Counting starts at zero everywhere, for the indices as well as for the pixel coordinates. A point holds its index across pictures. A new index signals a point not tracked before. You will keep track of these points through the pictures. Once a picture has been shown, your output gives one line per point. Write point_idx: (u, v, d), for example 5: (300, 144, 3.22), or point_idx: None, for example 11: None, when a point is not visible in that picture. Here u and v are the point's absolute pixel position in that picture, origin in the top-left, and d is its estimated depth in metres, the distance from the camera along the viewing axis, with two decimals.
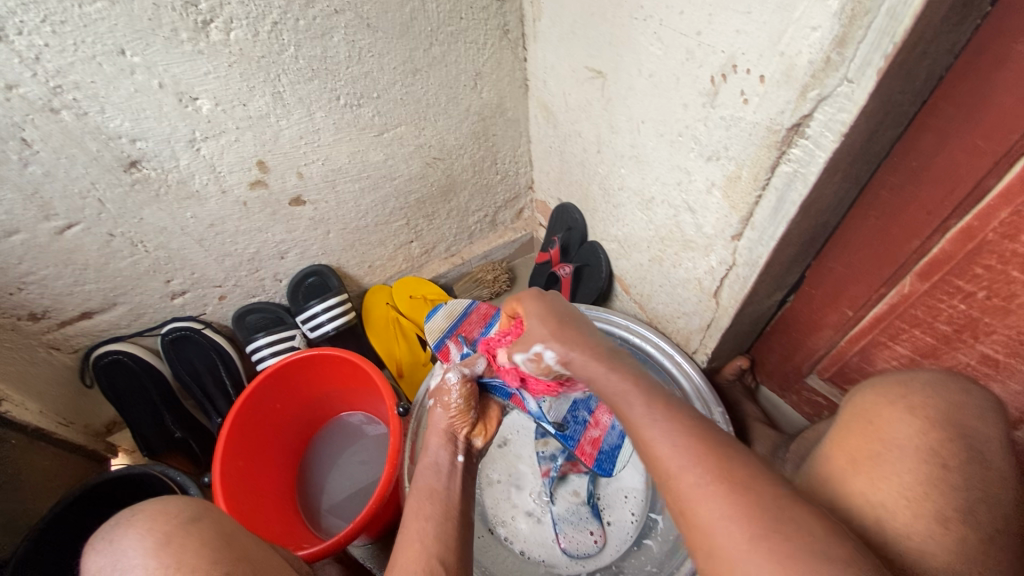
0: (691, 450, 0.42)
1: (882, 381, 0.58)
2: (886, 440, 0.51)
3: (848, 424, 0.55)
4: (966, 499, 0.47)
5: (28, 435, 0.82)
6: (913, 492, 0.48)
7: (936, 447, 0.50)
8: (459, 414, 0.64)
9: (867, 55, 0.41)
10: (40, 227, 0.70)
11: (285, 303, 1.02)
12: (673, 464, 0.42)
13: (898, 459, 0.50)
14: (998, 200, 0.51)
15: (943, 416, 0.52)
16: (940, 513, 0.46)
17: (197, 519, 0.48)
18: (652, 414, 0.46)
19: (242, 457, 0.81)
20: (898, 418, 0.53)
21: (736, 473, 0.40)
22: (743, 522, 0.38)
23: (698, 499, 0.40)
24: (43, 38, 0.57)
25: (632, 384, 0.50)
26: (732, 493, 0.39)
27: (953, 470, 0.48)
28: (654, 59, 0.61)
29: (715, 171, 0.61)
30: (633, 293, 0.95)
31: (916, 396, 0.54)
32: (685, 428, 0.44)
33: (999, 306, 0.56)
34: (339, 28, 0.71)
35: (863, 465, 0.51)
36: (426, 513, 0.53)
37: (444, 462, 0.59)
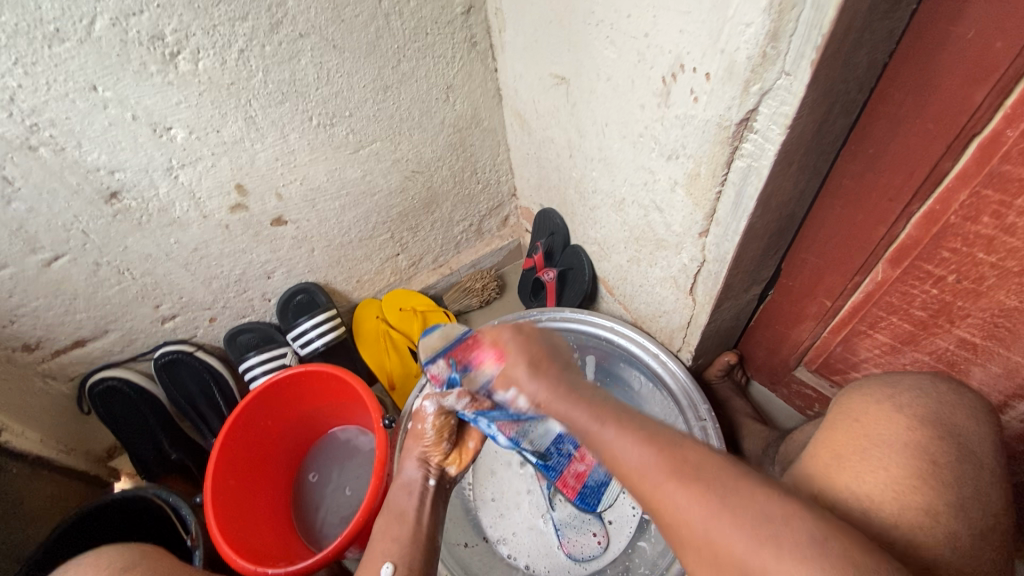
0: (646, 452, 0.44)
1: (868, 381, 0.56)
2: (872, 436, 0.50)
3: (834, 422, 0.54)
4: (957, 495, 0.46)
5: (29, 465, 0.84)
6: (901, 485, 0.46)
7: (924, 444, 0.49)
8: (434, 445, 0.68)
9: (800, 47, 0.42)
10: (28, 260, 0.73)
11: (275, 321, 1.04)
12: (635, 468, 0.44)
13: (886, 455, 0.48)
14: (956, 182, 0.50)
15: (932, 414, 0.51)
16: (929, 507, 0.45)
17: (131, 567, 0.54)
18: (607, 426, 0.48)
19: (234, 477, 0.82)
20: (886, 415, 0.51)
21: (685, 463, 0.42)
22: (697, 503, 0.40)
23: (658, 493, 0.42)
24: (16, 79, 0.59)
25: (594, 405, 0.51)
26: (681, 479, 0.41)
27: (944, 467, 0.47)
28: (610, 62, 0.62)
29: (676, 170, 0.61)
30: (616, 294, 0.96)
31: (904, 396, 0.53)
32: (642, 433, 0.45)
33: (970, 288, 0.55)
34: (306, 51, 0.72)
35: (848, 460, 0.49)
36: (392, 534, 0.58)
37: (415, 483, 0.65)
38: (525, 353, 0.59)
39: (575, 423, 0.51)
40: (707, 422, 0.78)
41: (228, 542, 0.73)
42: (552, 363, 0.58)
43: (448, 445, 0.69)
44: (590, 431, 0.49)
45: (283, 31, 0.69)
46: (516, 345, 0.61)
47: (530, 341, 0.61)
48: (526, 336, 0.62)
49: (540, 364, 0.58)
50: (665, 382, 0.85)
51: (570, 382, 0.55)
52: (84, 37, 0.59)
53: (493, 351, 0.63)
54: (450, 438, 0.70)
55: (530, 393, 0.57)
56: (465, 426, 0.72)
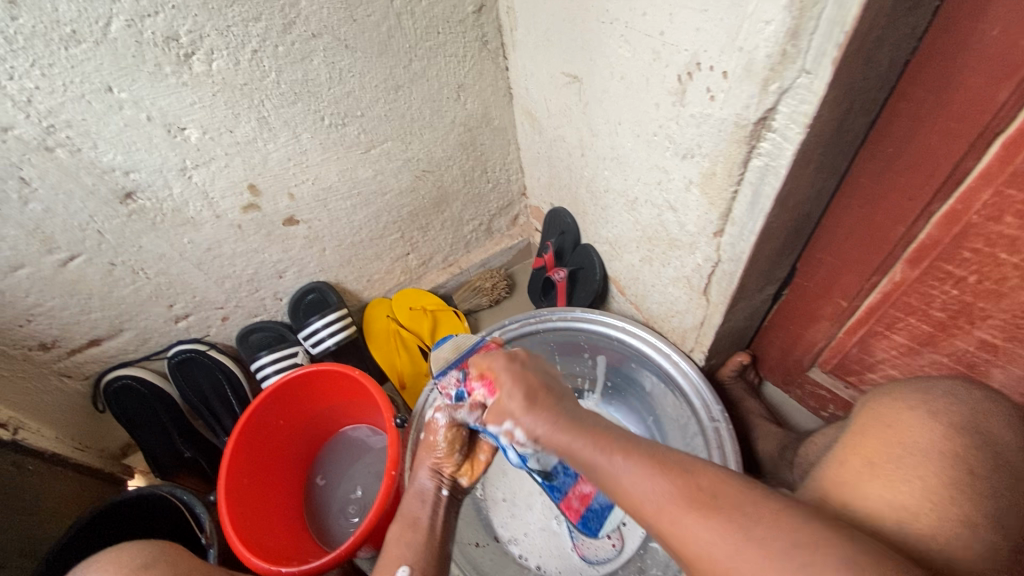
0: (657, 485, 0.43)
1: (901, 387, 0.56)
2: (908, 444, 0.49)
3: (865, 428, 0.53)
4: (994, 505, 0.45)
5: (46, 461, 0.85)
6: (937, 494, 0.45)
7: (962, 452, 0.48)
8: (446, 456, 0.68)
9: (821, 45, 0.41)
10: (44, 260, 0.73)
11: (286, 321, 1.04)
12: (648, 505, 0.43)
13: (920, 463, 0.48)
14: (979, 180, 0.49)
15: (968, 422, 0.50)
16: (965, 517, 0.44)
17: (150, 565, 0.54)
18: (614, 459, 0.46)
19: (247, 475, 0.83)
20: (920, 423, 0.51)
21: (703, 497, 0.41)
22: (720, 535, 0.39)
23: (679, 528, 0.41)
24: (33, 81, 0.59)
25: (595, 436, 0.49)
26: (699, 509, 0.40)
27: (981, 477, 0.46)
28: (624, 61, 0.61)
29: (691, 169, 0.61)
30: (628, 294, 0.95)
31: (939, 403, 0.52)
32: (652, 468, 0.44)
33: (992, 289, 0.54)
34: (318, 51, 0.72)
35: (881, 467, 0.48)
36: (406, 539, 0.58)
37: (428, 493, 0.65)
38: (518, 383, 0.57)
39: (576, 455, 0.49)
40: (721, 424, 0.77)
41: (241, 541, 0.73)
42: (555, 395, 0.55)
43: (461, 456, 0.68)
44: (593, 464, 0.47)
45: (296, 31, 0.69)
46: (511, 375, 0.58)
47: (521, 370, 0.59)
48: (522, 365, 0.60)
49: (536, 395, 0.55)
50: (678, 383, 0.84)
51: (570, 413, 0.53)
52: (100, 39, 0.60)
53: (484, 382, 0.61)
54: (462, 451, 0.69)
55: (528, 428, 0.54)
56: (476, 438, 0.72)
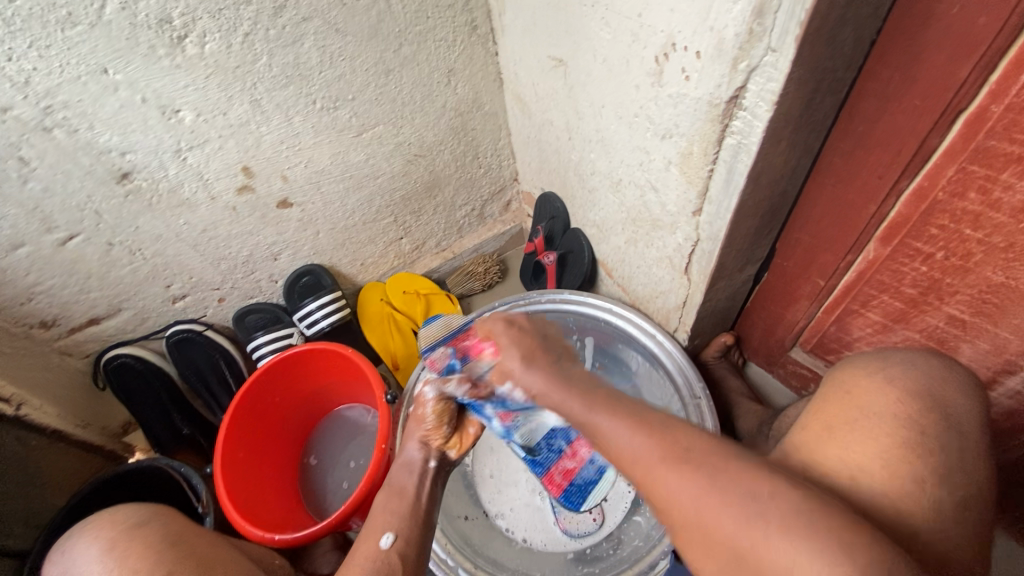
0: (636, 435, 0.45)
1: (862, 356, 0.58)
2: (864, 408, 0.51)
3: (827, 395, 0.55)
4: (944, 463, 0.47)
5: (48, 437, 0.88)
6: (889, 454, 0.47)
7: (914, 415, 0.50)
8: (435, 429, 0.69)
9: (785, 23, 0.43)
10: (44, 239, 0.75)
11: (282, 303, 1.06)
12: (628, 453, 0.45)
13: (874, 425, 0.49)
14: (944, 158, 0.51)
15: (924, 387, 0.52)
16: (916, 473, 0.46)
17: (142, 524, 0.56)
18: (600, 413, 0.49)
19: (242, 449, 0.85)
20: (877, 390, 0.53)
21: (675, 447, 0.43)
22: (688, 485, 0.41)
23: (652, 477, 0.43)
24: (31, 62, 0.61)
25: (585, 392, 0.53)
26: (674, 463, 0.42)
27: (931, 437, 0.48)
28: (605, 43, 0.63)
29: (670, 149, 0.62)
30: (615, 277, 0.97)
31: (896, 369, 0.54)
32: (632, 421, 0.47)
33: (959, 265, 0.56)
34: (309, 34, 0.74)
35: (839, 431, 0.50)
36: (391, 508, 0.60)
37: (415, 463, 0.67)
38: (521, 346, 0.61)
39: (564, 407, 0.54)
40: (702, 400, 0.79)
41: (236, 509, 0.76)
42: (551, 358, 0.60)
43: (449, 429, 0.69)
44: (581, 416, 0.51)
45: (287, 14, 0.70)
46: (510, 338, 0.62)
47: (525, 335, 0.63)
48: (520, 330, 0.64)
49: (535, 356, 0.60)
50: (662, 362, 0.86)
51: (565, 373, 0.57)
52: (95, 21, 0.61)
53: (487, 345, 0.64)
54: (451, 424, 0.70)
55: (525, 385, 0.58)
56: (466, 411, 0.73)
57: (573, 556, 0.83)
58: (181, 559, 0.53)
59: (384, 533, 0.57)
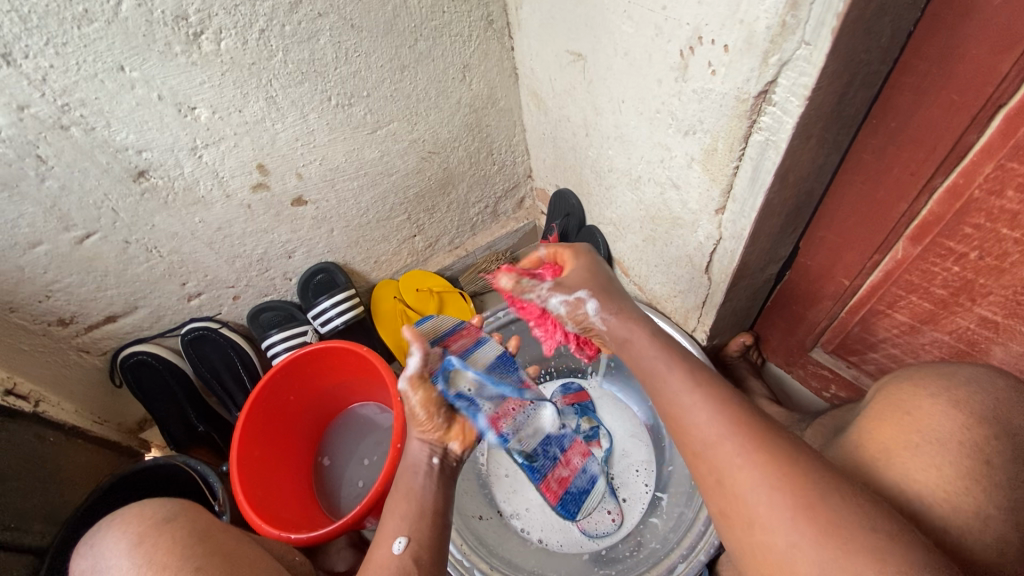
0: (727, 418, 0.45)
1: (923, 369, 0.55)
2: (925, 432, 0.49)
3: (881, 411, 0.54)
4: (1009, 496, 0.46)
5: (66, 434, 0.88)
6: (953, 487, 0.47)
7: (980, 443, 0.48)
8: (429, 420, 0.65)
9: (821, 15, 0.41)
10: (61, 237, 0.75)
11: (296, 300, 1.06)
12: (706, 435, 0.46)
13: (939, 453, 0.48)
14: (980, 155, 0.49)
15: (988, 412, 0.49)
16: (980, 508, 0.46)
17: (171, 519, 0.55)
18: (679, 383, 0.50)
19: (258, 447, 0.85)
20: (939, 411, 0.50)
21: (761, 439, 0.44)
22: (775, 490, 0.41)
23: (733, 469, 0.43)
24: (48, 60, 0.61)
25: (669, 356, 0.53)
26: (768, 471, 0.42)
27: (998, 468, 0.47)
28: (627, 37, 0.61)
29: (693, 146, 0.61)
30: (631, 275, 0.96)
31: (960, 391, 0.51)
32: (715, 402, 0.47)
33: (993, 266, 0.54)
34: (324, 30, 0.73)
35: (899, 455, 0.50)
36: (401, 512, 0.59)
37: (421, 464, 0.64)
38: (591, 274, 0.63)
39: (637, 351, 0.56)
40: None
41: (252, 506, 0.76)
42: (624, 293, 0.61)
43: (441, 421, 0.65)
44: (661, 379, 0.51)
45: (303, 10, 0.70)
46: (580, 271, 0.63)
47: (597, 267, 0.64)
48: (590, 264, 0.65)
49: (607, 291, 0.61)
50: None
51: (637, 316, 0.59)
52: (111, 18, 0.61)
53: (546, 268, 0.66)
54: (443, 416, 0.66)
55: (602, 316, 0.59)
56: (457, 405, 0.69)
57: (589, 557, 0.83)
58: (209, 558, 0.52)
59: (396, 538, 0.56)
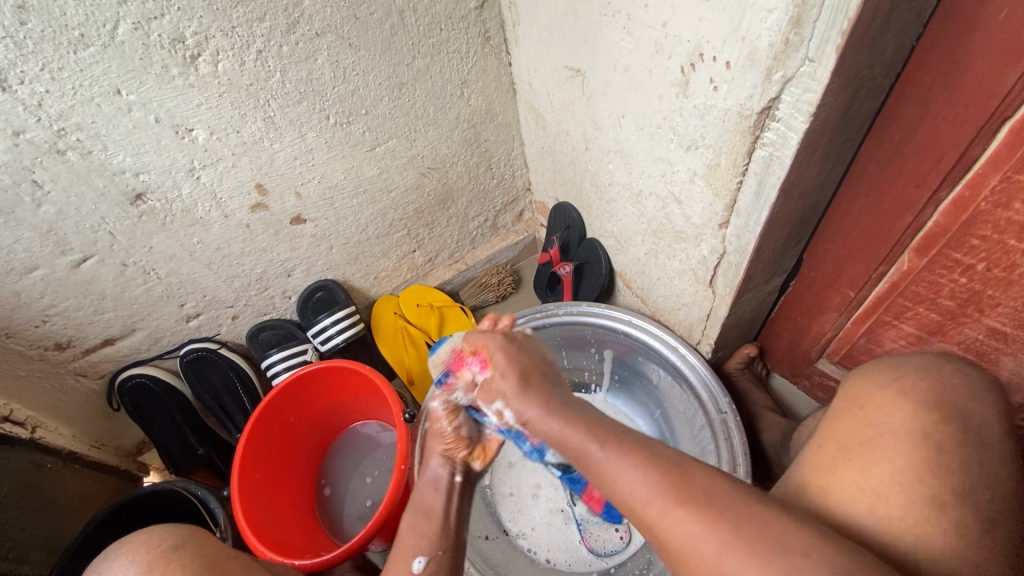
0: (650, 476, 0.42)
1: (875, 366, 0.54)
2: (877, 425, 0.48)
3: (839, 412, 0.52)
4: (963, 481, 0.44)
5: (63, 459, 0.87)
6: (905, 476, 0.44)
7: (929, 430, 0.46)
8: (454, 441, 0.66)
9: (825, 33, 0.41)
10: (57, 262, 0.74)
11: (296, 318, 1.05)
12: (634, 494, 0.43)
13: (890, 443, 0.46)
14: (986, 167, 0.49)
15: (939, 398, 0.48)
16: (935, 496, 0.43)
17: (181, 546, 0.54)
18: (602, 448, 0.46)
19: (259, 471, 0.84)
20: (890, 403, 0.49)
21: (689, 489, 0.41)
22: (704, 530, 0.39)
23: (663, 520, 0.41)
24: (44, 85, 0.60)
25: (589, 423, 0.48)
26: (684, 503, 0.40)
27: (950, 453, 0.45)
28: (627, 53, 0.61)
29: (696, 160, 0.61)
30: (634, 288, 0.95)
31: (909, 379, 0.50)
32: (641, 457, 0.44)
33: (1001, 277, 0.53)
34: (322, 50, 0.73)
35: (852, 452, 0.47)
36: (421, 530, 0.59)
37: (441, 481, 0.64)
38: (516, 364, 0.55)
39: (567, 443, 0.48)
40: (729, 415, 0.77)
41: (255, 534, 0.75)
42: (548, 382, 0.54)
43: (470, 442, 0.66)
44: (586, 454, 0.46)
45: (300, 30, 0.69)
46: (507, 357, 0.56)
47: (523, 353, 0.57)
48: (517, 346, 0.58)
49: (530, 379, 0.53)
50: (685, 375, 0.84)
51: (563, 400, 0.52)
52: (107, 42, 0.60)
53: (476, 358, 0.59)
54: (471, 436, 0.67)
55: (517, 409, 0.53)
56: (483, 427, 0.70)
57: None
58: None
59: (414, 558, 0.56)
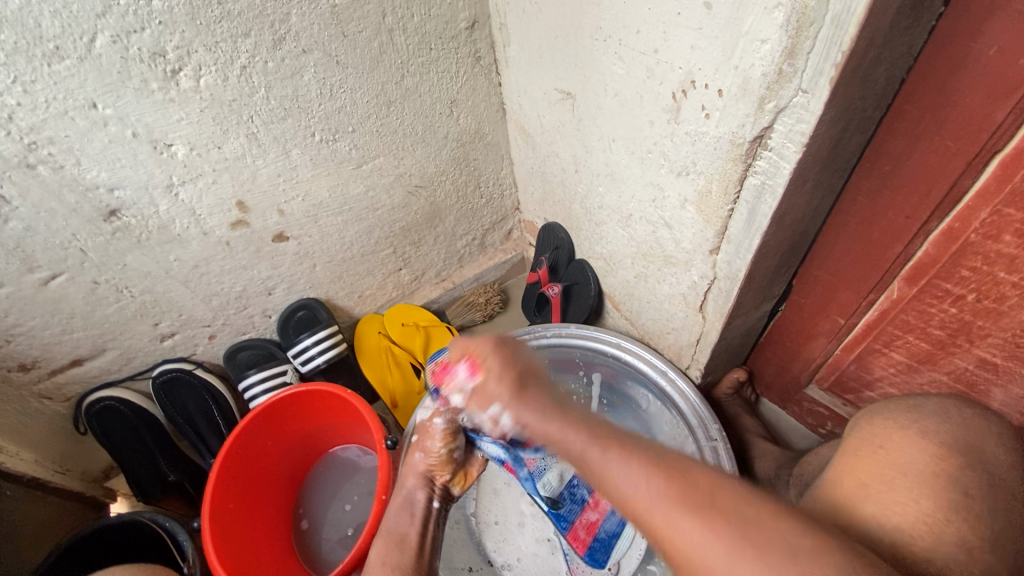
0: (656, 480, 0.39)
1: (891, 406, 0.54)
2: (900, 466, 0.48)
3: (855, 448, 0.52)
4: (989, 528, 0.44)
5: (23, 486, 0.83)
6: (931, 518, 0.44)
7: (954, 474, 0.47)
8: (438, 465, 0.67)
9: (818, 65, 0.41)
10: (24, 279, 0.71)
11: (275, 338, 1.02)
12: (639, 500, 0.39)
13: (913, 484, 0.46)
14: (976, 200, 0.49)
15: (961, 443, 0.49)
16: (963, 540, 0.43)
17: None
18: (604, 453, 0.42)
19: (232, 500, 0.80)
20: (911, 444, 0.50)
21: (696, 492, 0.38)
22: (712, 536, 0.35)
23: (669, 527, 0.37)
24: (15, 98, 0.58)
25: (586, 425, 0.46)
26: (691, 509, 0.37)
27: (977, 498, 0.45)
28: (618, 78, 0.61)
29: (686, 187, 0.60)
30: (622, 310, 0.94)
31: (929, 423, 0.51)
32: (644, 461, 0.41)
33: (992, 308, 0.53)
34: (309, 67, 0.71)
35: (874, 491, 0.47)
36: (392, 562, 0.59)
37: (417, 505, 0.65)
38: (510, 368, 0.53)
39: (566, 447, 0.45)
40: (719, 443, 0.75)
41: (224, 567, 0.71)
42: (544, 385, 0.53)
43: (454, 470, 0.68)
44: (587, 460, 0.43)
45: (287, 46, 0.68)
46: (498, 358, 0.55)
47: (514, 355, 0.56)
48: (508, 349, 0.56)
49: (525, 383, 0.52)
50: (674, 401, 0.82)
51: (559, 403, 0.50)
52: (84, 54, 0.58)
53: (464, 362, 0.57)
54: (457, 463, 0.69)
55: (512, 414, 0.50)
56: (470, 450, 0.71)
57: None
58: None
59: None
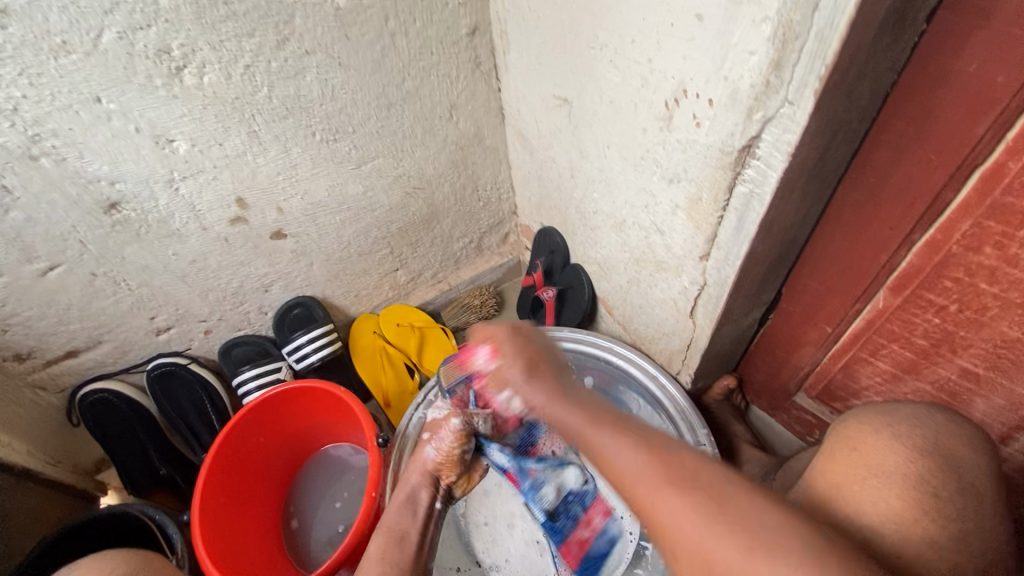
0: (645, 455, 0.41)
1: (869, 411, 0.55)
2: (874, 466, 0.49)
3: (834, 450, 0.53)
4: (957, 527, 0.45)
5: (16, 478, 0.80)
6: (901, 517, 0.45)
7: (925, 475, 0.47)
8: (445, 465, 0.70)
9: (804, 77, 0.42)
10: (23, 269, 0.72)
11: (271, 335, 1.03)
12: (626, 472, 0.41)
13: (885, 485, 0.47)
14: (958, 212, 0.50)
15: (932, 445, 0.50)
16: (931, 539, 0.44)
17: None
18: (601, 430, 0.45)
19: (223, 494, 0.80)
20: (885, 446, 0.50)
21: (680, 469, 0.39)
22: (689, 505, 0.37)
23: (652, 498, 0.39)
24: (21, 90, 0.59)
25: (586, 408, 0.48)
26: (672, 483, 0.39)
27: (944, 499, 0.46)
28: (613, 86, 0.62)
29: (678, 194, 0.61)
30: (616, 315, 0.95)
31: (903, 426, 0.52)
32: (635, 438, 0.43)
33: (973, 319, 0.54)
34: (311, 67, 0.73)
35: (847, 491, 0.48)
36: (390, 559, 0.59)
37: (421, 504, 0.67)
38: (522, 355, 0.57)
39: (569, 427, 0.48)
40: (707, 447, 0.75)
41: (213, 560, 0.71)
42: (553, 372, 0.55)
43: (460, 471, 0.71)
44: (585, 437, 0.46)
45: (290, 47, 0.69)
46: (513, 346, 0.58)
47: (526, 342, 0.59)
48: (523, 338, 0.60)
49: (537, 367, 0.55)
50: (664, 405, 0.83)
51: (566, 388, 0.53)
52: (90, 49, 0.59)
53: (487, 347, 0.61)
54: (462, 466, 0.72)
55: (524, 396, 0.54)
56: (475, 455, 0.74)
57: None
58: None
59: None
